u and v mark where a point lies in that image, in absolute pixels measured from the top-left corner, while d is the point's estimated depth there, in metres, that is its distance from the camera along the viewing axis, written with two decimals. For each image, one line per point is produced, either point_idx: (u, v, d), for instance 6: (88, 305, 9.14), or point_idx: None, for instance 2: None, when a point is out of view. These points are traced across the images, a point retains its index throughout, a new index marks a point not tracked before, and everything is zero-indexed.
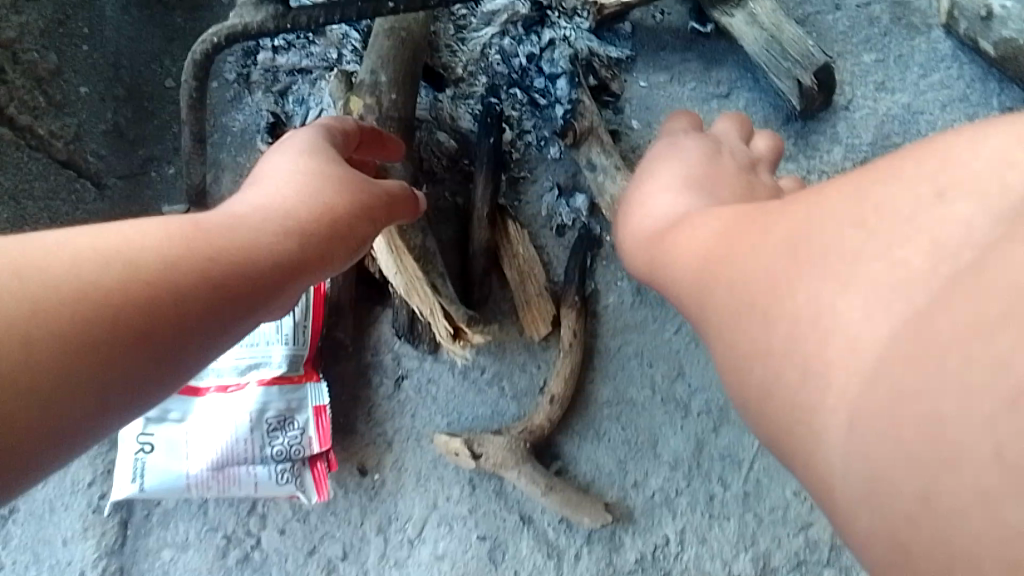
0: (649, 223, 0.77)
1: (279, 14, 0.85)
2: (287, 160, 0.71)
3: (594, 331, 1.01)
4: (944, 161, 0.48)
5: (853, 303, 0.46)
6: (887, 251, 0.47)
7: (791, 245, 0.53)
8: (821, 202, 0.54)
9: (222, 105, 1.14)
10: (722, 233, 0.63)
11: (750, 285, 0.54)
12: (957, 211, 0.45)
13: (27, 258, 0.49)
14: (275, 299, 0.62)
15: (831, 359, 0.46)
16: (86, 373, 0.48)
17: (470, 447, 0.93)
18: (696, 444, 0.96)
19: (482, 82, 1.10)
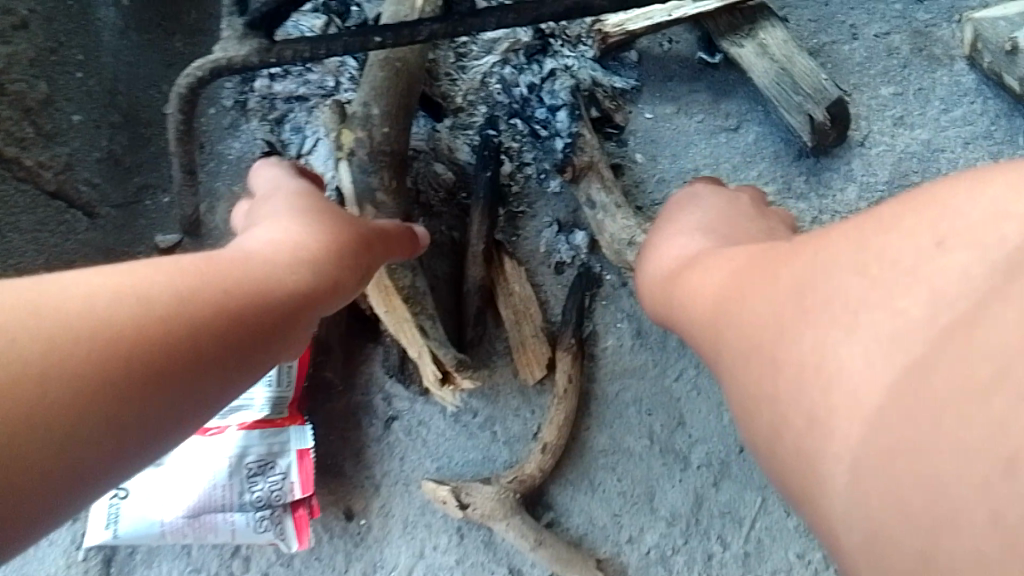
0: (663, 264, 0.73)
1: (264, 48, 0.83)
2: (293, 204, 0.75)
3: (591, 375, 0.97)
4: (941, 207, 0.43)
5: (853, 353, 0.42)
6: (887, 299, 0.42)
7: (794, 288, 0.48)
8: (824, 245, 0.49)
9: (219, 132, 1.12)
10: (726, 279, 0.58)
11: (751, 333, 0.50)
12: (957, 258, 0.41)
13: (44, 299, 0.51)
14: (290, 330, 0.63)
15: (832, 412, 0.41)
16: (103, 409, 0.49)
17: (457, 496, 0.89)
18: (695, 499, 0.92)
19: (482, 112, 1.07)
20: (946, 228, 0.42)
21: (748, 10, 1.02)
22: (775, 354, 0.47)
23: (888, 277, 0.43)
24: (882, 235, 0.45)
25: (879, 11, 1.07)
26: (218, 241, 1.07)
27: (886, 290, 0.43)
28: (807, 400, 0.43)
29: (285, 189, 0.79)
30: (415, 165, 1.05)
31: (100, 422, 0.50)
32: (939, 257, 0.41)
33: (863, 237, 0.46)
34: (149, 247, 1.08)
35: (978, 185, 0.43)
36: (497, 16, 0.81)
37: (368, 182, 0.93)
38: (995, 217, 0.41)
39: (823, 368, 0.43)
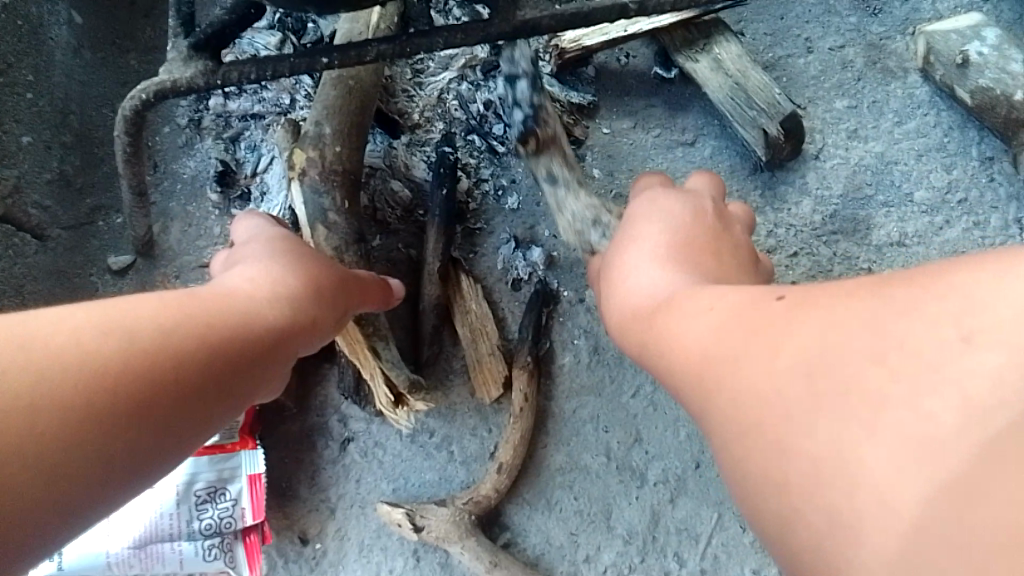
0: (632, 295, 0.64)
1: (210, 69, 0.81)
2: (270, 247, 0.77)
3: (547, 393, 0.96)
4: (965, 294, 0.36)
5: (880, 464, 0.33)
6: (911, 401, 0.34)
7: (796, 366, 0.39)
8: (829, 314, 0.40)
9: (173, 151, 1.10)
10: (717, 330, 0.48)
11: (748, 413, 0.41)
12: (986, 364, 0.34)
13: (28, 333, 0.52)
14: (269, 365, 0.65)
15: (864, 536, 0.33)
16: (93, 440, 0.51)
17: (412, 519, 0.88)
18: (652, 516, 0.91)
19: (439, 129, 1.07)
20: (974, 319, 0.35)
21: (702, 25, 1.02)
22: (781, 452, 0.38)
23: (912, 372, 0.35)
24: (902, 317, 0.37)
25: (833, 25, 1.08)
26: (172, 261, 1.06)
27: (913, 387, 0.34)
28: (826, 516, 0.35)
29: (260, 234, 0.81)
30: (371, 183, 1.04)
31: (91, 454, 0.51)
32: (976, 358, 0.34)
33: (872, 314, 0.38)
34: (100, 268, 1.06)
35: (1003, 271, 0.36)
36: (444, 36, 0.80)
37: (320, 202, 0.92)
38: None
39: (840, 479, 0.34)
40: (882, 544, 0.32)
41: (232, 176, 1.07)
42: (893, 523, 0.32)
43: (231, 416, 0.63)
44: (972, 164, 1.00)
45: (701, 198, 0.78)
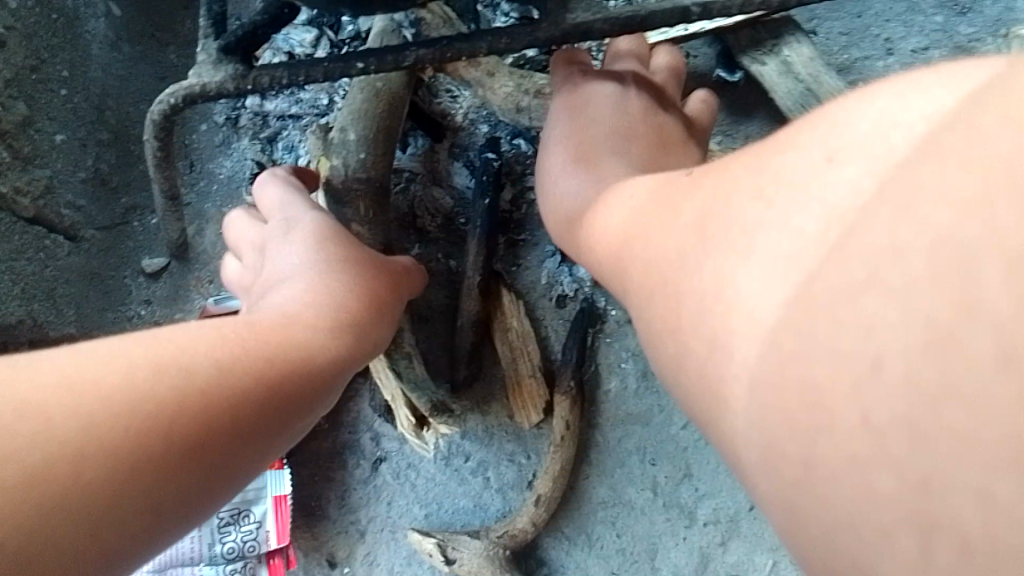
0: (565, 204, 0.72)
1: (239, 74, 0.77)
2: (313, 249, 0.71)
3: (591, 420, 0.90)
4: (832, 124, 0.40)
5: (747, 278, 0.39)
6: (784, 221, 0.38)
7: (698, 221, 0.45)
8: (726, 177, 0.45)
9: (210, 150, 1.06)
10: (643, 213, 0.54)
11: (656, 269, 0.48)
12: (845, 175, 0.37)
13: (78, 377, 0.50)
14: (325, 394, 0.61)
15: (733, 337, 0.38)
16: (140, 489, 0.48)
17: (443, 550, 0.84)
18: (700, 559, 0.85)
19: (484, 132, 1.00)
20: (840, 140, 0.38)
21: (771, 23, 0.93)
22: (680, 289, 0.44)
23: (783, 198, 0.39)
24: (783, 156, 0.41)
25: (916, 24, 0.98)
26: (205, 265, 1.03)
27: (783, 211, 0.39)
28: (715, 332, 0.40)
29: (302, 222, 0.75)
30: (411, 188, 1.00)
31: (134, 501, 0.48)
32: (828, 173, 0.38)
33: (762, 160, 0.43)
34: (134, 270, 1.04)
35: (862, 100, 0.39)
36: (487, 39, 0.73)
37: (343, 215, 0.88)
38: (885, 126, 0.36)
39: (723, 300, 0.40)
40: (749, 345, 0.37)
41: None
42: (755, 331, 0.37)
43: (284, 447, 0.59)
44: None
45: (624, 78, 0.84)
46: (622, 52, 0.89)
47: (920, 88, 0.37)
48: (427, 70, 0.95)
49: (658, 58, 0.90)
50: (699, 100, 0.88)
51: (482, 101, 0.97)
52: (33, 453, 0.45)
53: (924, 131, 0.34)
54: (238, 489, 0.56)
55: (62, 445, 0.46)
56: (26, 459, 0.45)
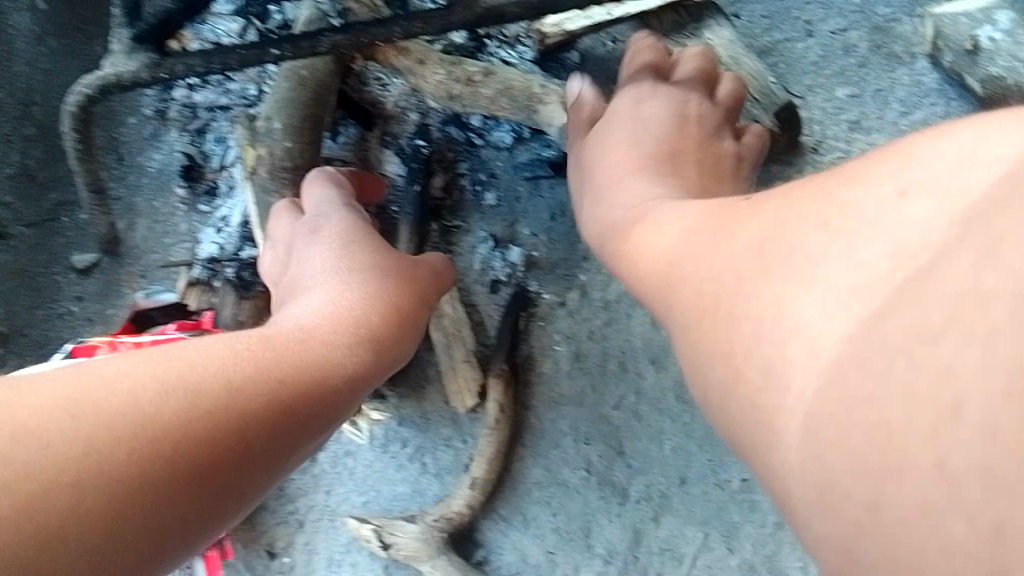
0: (614, 213, 0.75)
1: (154, 63, 0.78)
2: (339, 262, 0.74)
3: (525, 402, 0.91)
4: (906, 160, 0.44)
5: (807, 308, 0.42)
6: (847, 253, 0.42)
7: (752, 244, 0.48)
8: (786, 202, 0.49)
9: (139, 143, 1.05)
10: (684, 239, 0.57)
11: (707, 289, 0.50)
12: (916, 212, 0.41)
13: (78, 397, 0.49)
14: (337, 412, 0.61)
15: (794, 364, 0.42)
16: (146, 512, 0.47)
17: (380, 536, 0.85)
18: (634, 535, 0.86)
19: (414, 120, 1.01)
20: (909, 178, 0.42)
21: (693, 7, 0.97)
22: (729, 309, 0.47)
23: (846, 230, 0.43)
24: (848, 186, 0.45)
25: (835, 6, 1.01)
26: (137, 259, 1.02)
27: (846, 243, 0.43)
28: (768, 354, 0.44)
29: (326, 228, 0.79)
30: None
31: (140, 524, 0.46)
32: (900, 207, 0.42)
33: (827, 189, 0.46)
34: (64, 266, 1.02)
35: (938, 140, 0.43)
36: (402, 25, 0.74)
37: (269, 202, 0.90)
38: (965, 166, 0.41)
39: (787, 325, 0.43)
40: (809, 369, 0.41)
41: (198, 171, 1.03)
42: (817, 358, 0.41)
43: (290, 469, 0.59)
44: None
45: (685, 97, 0.89)
46: (689, 60, 0.91)
47: (988, 136, 0.41)
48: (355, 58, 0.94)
49: (723, 85, 0.91)
50: (756, 132, 0.90)
51: (414, 87, 0.97)
52: (33, 475, 0.44)
53: (1000, 178, 0.38)
54: (241, 514, 0.55)
55: (58, 469, 0.45)
56: (18, 482, 0.43)
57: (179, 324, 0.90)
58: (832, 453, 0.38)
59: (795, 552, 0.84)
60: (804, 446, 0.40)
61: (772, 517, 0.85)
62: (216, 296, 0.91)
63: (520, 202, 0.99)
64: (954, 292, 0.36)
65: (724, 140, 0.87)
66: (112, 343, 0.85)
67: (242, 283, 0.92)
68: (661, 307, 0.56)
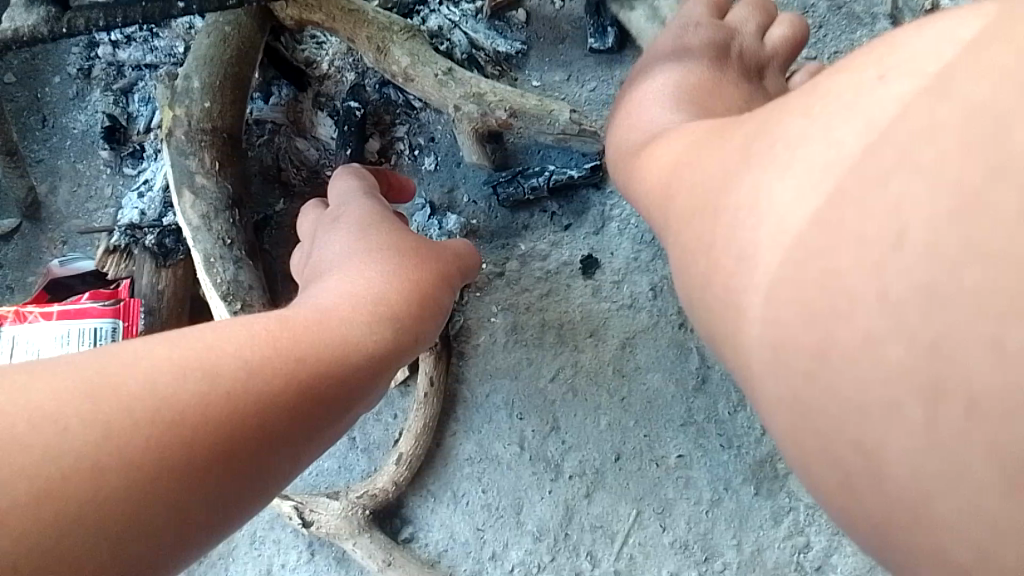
0: (628, 137, 0.66)
1: (53, 16, 0.72)
2: (369, 234, 0.64)
3: (458, 375, 0.88)
4: (888, 44, 0.37)
5: (780, 193, 0.36)
6: (823, 135, 0.36)
7: (739, 143, 0.42)
8: (776, 104, 0.42)
9: (64, 103, 1.00)
10: (690, 151, 0.50)
11: (694, 196, 0.44)
12: (894, 92, 0.34)
13: (89, 380, 0.43)
14: (369, 392, 0.54)
15: (758, 251, 0.36)
16: (160, 510, 0.42)
17: (300, 513, 0.81)
18: (565, 512, 0.83)
19: (350, 79, 0.96)
20: (894, 57, 0.36)
21: None
22: (713, 212, 0.41)
23: (823, 112, 0.37)
24: (835, 74, 0.38)
25: None
26: (59, 225, 0.97)
27: (822, 127, 0.36)
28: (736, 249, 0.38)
29: (348, 217, 0.69)
30: (275, 141, 0.95)
31: (155, 522, 0.42)
32: (876, 90, 0.35)
33: (815, 79, 0.40)
34: None
35: (918, 24, 0.37)
36: None
37: (186, 164, 0.81)
38: (942, 41, 0.35)
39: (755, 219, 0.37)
40: (772, 257, 0.35)
41: (122, 132, 0.97)
42: (781, 240, 0.35)
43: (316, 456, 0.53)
44: None
45: (731, 36, 0.78)
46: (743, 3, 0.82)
47: (975, 13, 0.35)
48: (288, 22, 0.89)
49: (776, 27, 0.81)
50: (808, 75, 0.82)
51: (349, 46, 0.92)
52: (41, 470, 0.39)
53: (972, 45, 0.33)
54: (262, 504, 0.49)
55: (71, 460, 0.40)
56: (33, 476, 0.39)
57: (93, 292, 0.85)
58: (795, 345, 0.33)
59: (730, 529, 0.81)
60: (766, 342, 0.35)
61: (707, 494, 0.82)
62: (134, 263, 0.87)
63: (460, 167, 0.94)
64: (910, 136, 0.32)
65: (768, 80, 0.78)
66: (18, 314, 0.80)
67: (161, 250, 0.87)
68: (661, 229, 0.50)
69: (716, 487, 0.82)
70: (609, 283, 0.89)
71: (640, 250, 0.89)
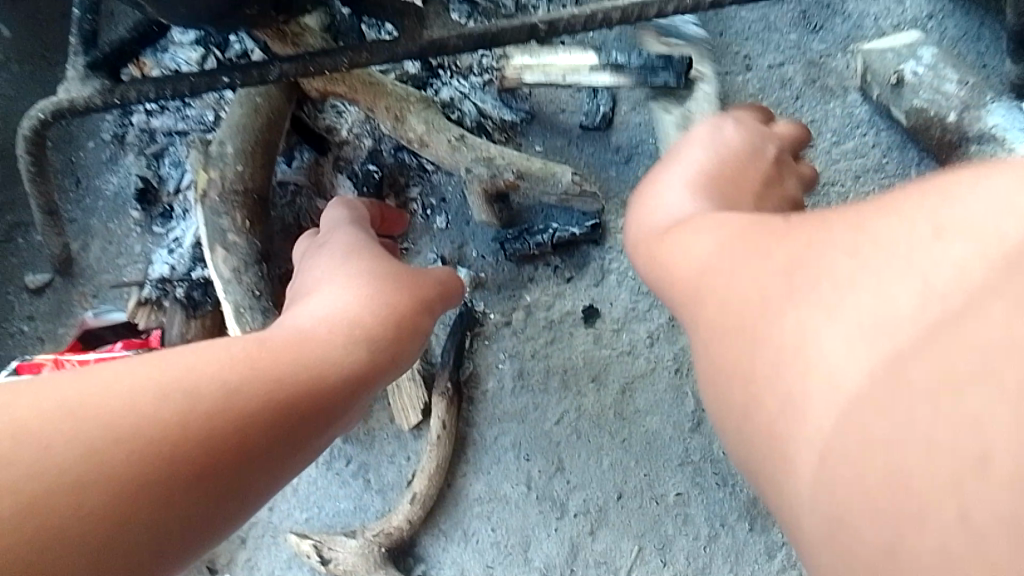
0: (651, 217, 0.67)
1: (106, 89, 0.78)
2: (349, 266, 0.70)
3: (468, 419, 0.93)
4: (944, 198, 0.40)
5: (830, 338, 0.40)
6: (876, 285, 0.40)
7: (784, 267, 0.46)
8: (825, 234, 0.45)
9: (97, 166, 1.07)
10: (717, 255, 0.54)
11: (735, 308, 0.48)
12: (952, 253, 0.38)
13: (79, 402, 0.47)
14: (344, 410, 0.59)
15: (809, 392, 0.40)
16: (144, 516, 0.45)
17: (320, 551, 0.86)
18: (571, 549, 0.87)
19: (368, 144, 1.04)
20: (948, 216, 0.40)
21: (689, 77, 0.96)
22: (759, 337, 0.45)
23: (877, 263, 0.41)
24: (885, 220, 0.42)
25: (773, 40, 1.07)
26: (90, 280, 1.03)
27: (876, 278, 0.40)
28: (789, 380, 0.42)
29: (333, 242, 0.75)
30: (297, 201, 1.03)
31: (141, 528, 0.45)
32: (934, 247, 0.39)
33: (865, 220, 0.44)
34: (18, 286, 1.04)
35: (975, 184, 0.40)
36: (348, 55, 0.77)
37: (219, 223, 0.88)
38: (1005, 210, 0.38)
39: (805, 360, 0.41)
40: (826, 398, 0.39)
41: (154, 194, 1.04)
42: (838, 389, 0.39)
43: (298, 470, 0.58)
44: None
45: (768, 141, 0.79)
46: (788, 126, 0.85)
47: None
48: (313, 93, 0.97)
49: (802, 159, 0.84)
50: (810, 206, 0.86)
51: (368, 115, 1.01)
52: (29, 480, 0.43)
53: None
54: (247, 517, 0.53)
55: (60, 471, 0.44)
56: (20, 485, 0.42)
57: (126, 342, 0.90)
58: (841, 490, 0.37)
59: (726, 564, 0.85)
60: (815, 478, 0.39)
61: (704, 529, 0.87)
62: (165, 314, 0.92)
63: (469, 225, 1.02)
64: (976, 314, 0.35)
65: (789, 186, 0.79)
66: (57, 361, 0.86)
67: (191, 302, 0.92)
68: (696, 322, 0.53)
69: (713, 523, 0.87)
70: (609, 330, 0.96)
71: (638, 300, 0.96)
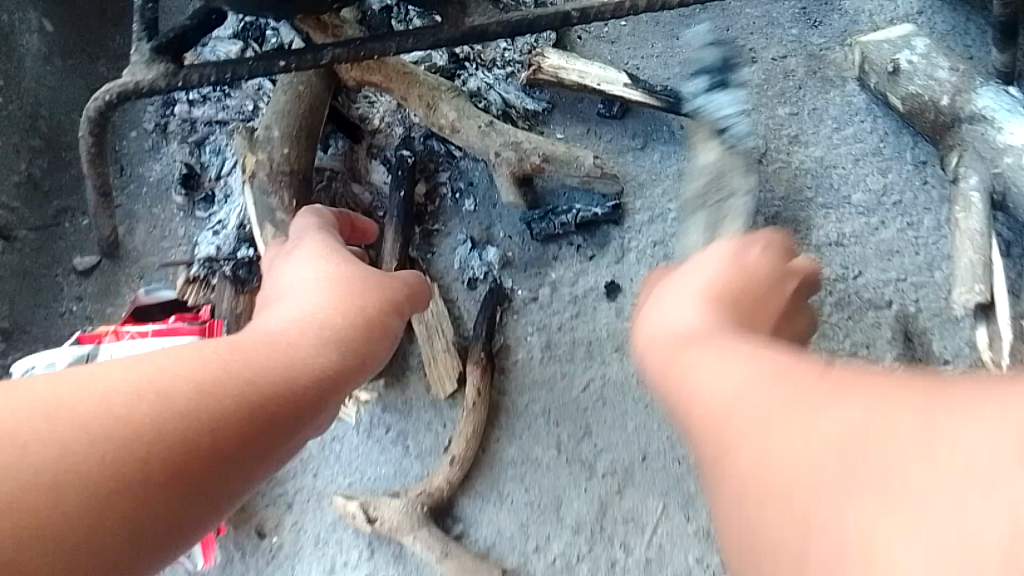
0: (655, 331, 0.52)
1: (170, 72, 0.84)
2: (309, 286, 0.65)
3: (501, 388, 0.99)
4: None
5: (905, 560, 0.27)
6: (967, 500, 0.27)
7: (833, 443, 0.32)
8: (889, 411, 0.32)
9: (141, 155, 1.13)
10: (737, 391, 0.39)
11: (770, 484, 0.33)
12: None
13: (63, 391, 0.44)
14: (324, 409, 0.57)
15: None
16: (166, 491, 0.43)
17: (365, 510, 0.91)
18: (600, 506, 0.93)
19: (399, 132, 1.12)
20: None
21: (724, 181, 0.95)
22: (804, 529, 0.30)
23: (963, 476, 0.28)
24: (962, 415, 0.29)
25: (775, 36, 1.17)
26: (136, 262, 1.08)
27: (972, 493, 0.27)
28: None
29: (303, 245, 0.72)
30: (332, 185, 1.08)
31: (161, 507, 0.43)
32: None
33: (934, 413, 0.30)
34: (66, 268, 1.08)
35: None
36: (396, 41, 0.83)
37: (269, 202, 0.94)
38: None
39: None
40: None
41: (196, 179, 1.10)
42: None
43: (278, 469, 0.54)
44: (907, 168, 1.04)
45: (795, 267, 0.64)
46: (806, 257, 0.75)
47: None
48: (350, 83, 1.03)
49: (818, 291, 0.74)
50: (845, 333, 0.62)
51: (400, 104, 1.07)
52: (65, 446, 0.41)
53: None
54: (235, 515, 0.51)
55: (93, 441, 0.42)
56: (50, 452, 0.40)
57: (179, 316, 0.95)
58: None
59: None
60: None
61: None
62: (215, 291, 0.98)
63: (495, 208, 1.09)
64: None
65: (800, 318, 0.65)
66: (117, 333, 0.91)
67: (238, 279, 0.99)
68: (708, 471, 0.37)
69: None
70: (631, 303, 1.01)
71: None
